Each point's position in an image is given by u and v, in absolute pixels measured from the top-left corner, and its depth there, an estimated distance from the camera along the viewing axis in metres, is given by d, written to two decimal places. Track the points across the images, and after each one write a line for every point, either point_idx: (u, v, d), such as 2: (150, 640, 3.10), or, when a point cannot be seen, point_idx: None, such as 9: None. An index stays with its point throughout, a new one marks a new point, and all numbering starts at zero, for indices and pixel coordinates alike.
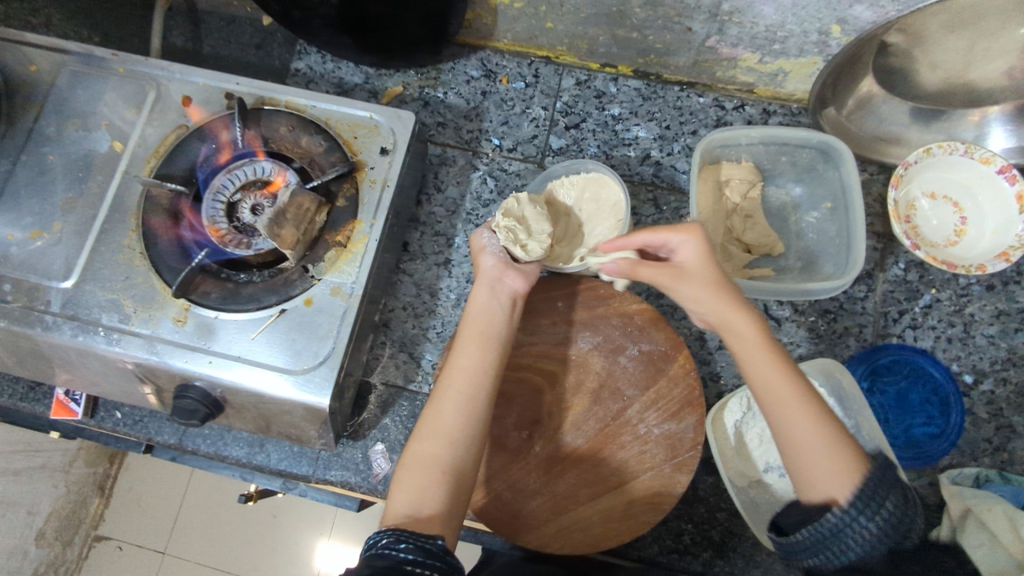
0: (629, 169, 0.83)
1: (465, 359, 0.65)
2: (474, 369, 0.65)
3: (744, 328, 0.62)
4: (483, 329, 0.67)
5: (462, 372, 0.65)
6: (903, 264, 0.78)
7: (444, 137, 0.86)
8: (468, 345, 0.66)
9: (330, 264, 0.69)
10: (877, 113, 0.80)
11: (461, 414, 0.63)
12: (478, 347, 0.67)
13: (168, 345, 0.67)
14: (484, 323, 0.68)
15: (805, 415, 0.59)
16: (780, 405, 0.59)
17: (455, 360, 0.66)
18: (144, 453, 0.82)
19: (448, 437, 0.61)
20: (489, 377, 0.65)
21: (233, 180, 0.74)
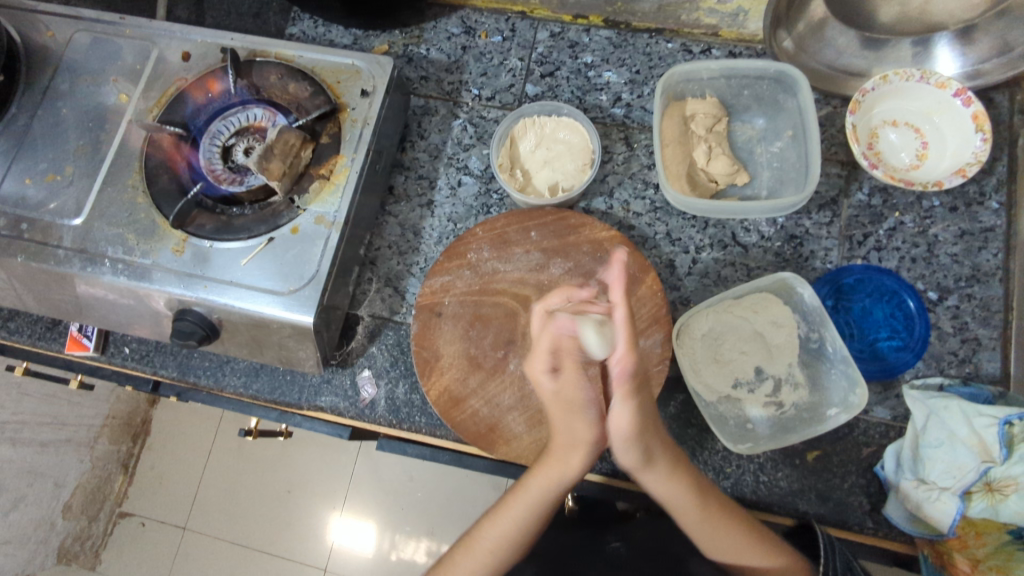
0: (601, 112, 0.87)
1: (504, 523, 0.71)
2: (519, 525, 0.71)
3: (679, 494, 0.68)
4: (541, 497, 0.70)
5: (517, 516, 0.71)
6: (867, 190, 0.81)
7: (427, 89, 0.91)
8: (519, 507, 0.71)
9: (315, 195, 0.75)
10: (834, 45, 0.85)
11: (501, 543, 0.71)
12: (544, 490, 0.69)
13: (169, 272, 0.73)
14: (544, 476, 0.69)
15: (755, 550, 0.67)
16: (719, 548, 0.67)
17: (515, 505, 0.71)
18: (151, 392, 0.88)
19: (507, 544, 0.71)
20: (533, 505, 0.70)
21: (228, 127, 0.81)
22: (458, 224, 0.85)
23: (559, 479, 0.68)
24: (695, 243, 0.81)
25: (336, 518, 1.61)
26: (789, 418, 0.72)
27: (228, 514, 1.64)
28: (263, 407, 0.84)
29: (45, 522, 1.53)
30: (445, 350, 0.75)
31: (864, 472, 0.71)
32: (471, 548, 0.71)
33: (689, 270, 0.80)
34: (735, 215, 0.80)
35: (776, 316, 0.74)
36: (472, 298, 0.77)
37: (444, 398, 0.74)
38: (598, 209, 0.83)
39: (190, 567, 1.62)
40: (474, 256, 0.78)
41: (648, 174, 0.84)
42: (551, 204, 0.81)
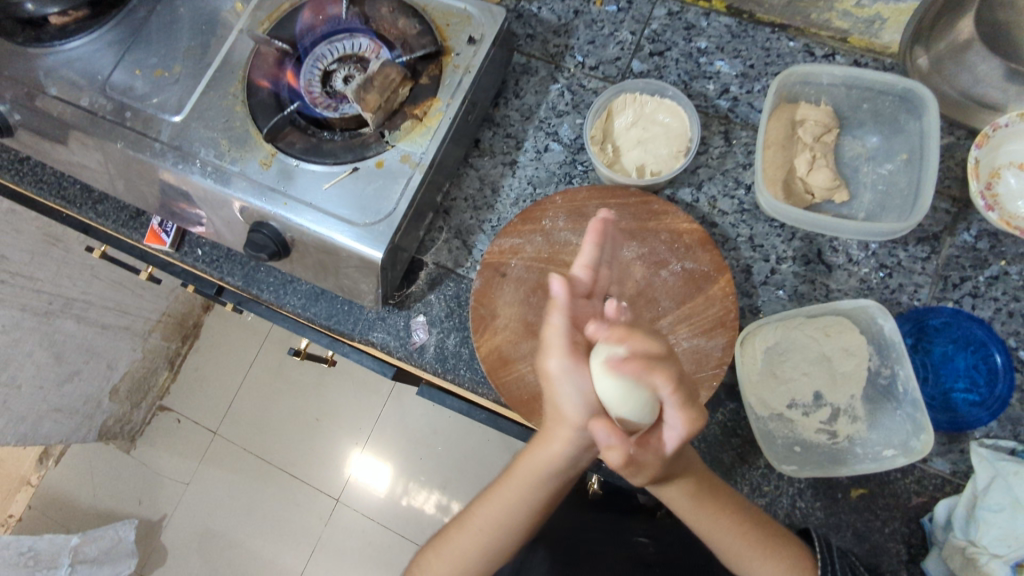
0: (705, 101, 0.84)
1: (510, 488, 0.68)
2: (520, 499, 0.68)
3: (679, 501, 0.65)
4: (535, 483, 0.67)
5: (519, 491, 0.68)
6: (974, 232, 0.75)
7: (531, 48, 0.89)
8: (516, 480, 0.68)
9: (405, 133, 0.75)
10: (973, 71, 0.79)
11: (502, 510, 0.69)
12: (543, 473, 0.66)
13: (253, 183, 0.74)
14: (551, 456, 0.64)
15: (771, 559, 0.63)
16: (732, 554, 0.65)
17: (513, 479, 0.69)
18: (215, 296, 0.91)
19: (498, 529, 0.69)
20: (534, 505, 0.68)
21: (332, 53, 0.81)
22: (537, 189, 0.84)
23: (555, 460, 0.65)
24: (777, 253, 0.78)
25: (358, 454, 1.66)
26: (841, 450, 0.69)
27: (257, 428, 1.71)
28: (317, 331, 0.86)
29: (93, 398, 1.62)
30: (504, 311, 0.75)
31: (907, 520, 0.68)
32: (487, 503, 0.71)
33: (765, 279, 0.77)
34: (826, 232, 0.76)
35: (850, 341, 0.71)
36: (539, 265, 0.76)
37: (494, 357, 0.73)
38: (683, 200, 0.81)
39: (216, 470, 1.70)
40: (549, 224, 0.77)
41: (742, 173, 0.81)
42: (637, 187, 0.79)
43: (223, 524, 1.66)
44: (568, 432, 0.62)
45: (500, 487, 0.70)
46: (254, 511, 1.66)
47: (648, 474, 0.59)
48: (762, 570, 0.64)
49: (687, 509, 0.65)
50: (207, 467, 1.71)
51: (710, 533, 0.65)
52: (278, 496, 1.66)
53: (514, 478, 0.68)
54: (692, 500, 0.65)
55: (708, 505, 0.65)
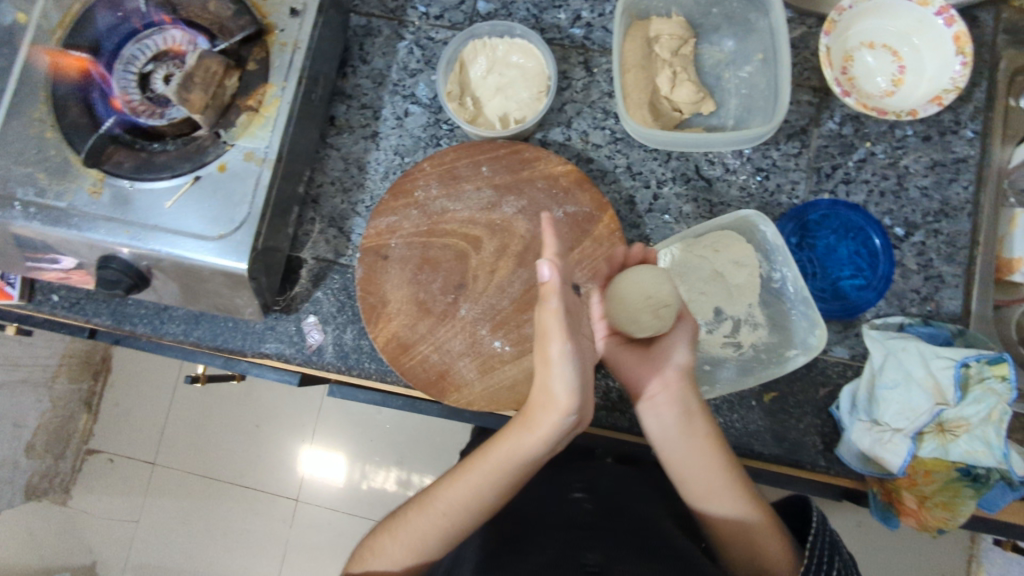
0: (559, 33, 0.80)
1: (481, 473, 0.65)
2: (493, 486, 0.65)
3: (664, 413, 0.65)
4: (516, 470, 0.64)
5: (491, 480, 0.64)
6: (838, 118, 0.76)
7: (369, 6, 0.83)
8: (490, 464, 0.64)
9: (242, 129, 0.68)
10: None
11: (471, 494, 0.65)
12: (520, 454, 0.63)
13: (87, 216, 0.67)
14: (536, 442, 0.62)
15: (736, 490, 0.63)
16: (706, 493, 0.64)
17: (487, 465, 0.64)
18: (89, 339, 0.84)
19: (457, 517, 0.65)
20: (504, 488, 0.65)
21: (144, 51, 0.73)
22: (405, 157, 0.80)
23: (539, 449, 0.62)
24: (657, 177, 0.77)
25: (307, 450, 1.62)
26: (747, 359, 0.70)
27: (196, 449, 1.65)
28: (208, 354, 0.81)
29: (8, 461, 1.51)
30: (394, 295, 0.72)
31: (818, 412, 0.70)
32: (457, 486, 0.66)
33: (650, 206, 0.76)
34: (701, 147, 0.75)
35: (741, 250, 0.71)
36: (420, 240, 0.72)
37: (393, 344, 0.70)
38: (555, 140, 0.78)
39: (163, 501, 1.64)
40: (422, 194, 0.73)
41: (609, 102, 0.79)
42: (506, 137, 0.75)
43: (185, 551, 1.61)
44: (558, 418, 0.60)
45: (472, 470, 0.65)
46: (214, 531, 1.61)
47: (541, 417, 0.61)
48: (722, 501, 0.64)
49: (671, 427, 0.65)
50: (153, 499, 1.64)
51: (685, 458, 0.64)
52: (234, 511, 1.62)
53: (488, 458, 0.65)
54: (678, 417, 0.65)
55: (697, 428, 0.64)
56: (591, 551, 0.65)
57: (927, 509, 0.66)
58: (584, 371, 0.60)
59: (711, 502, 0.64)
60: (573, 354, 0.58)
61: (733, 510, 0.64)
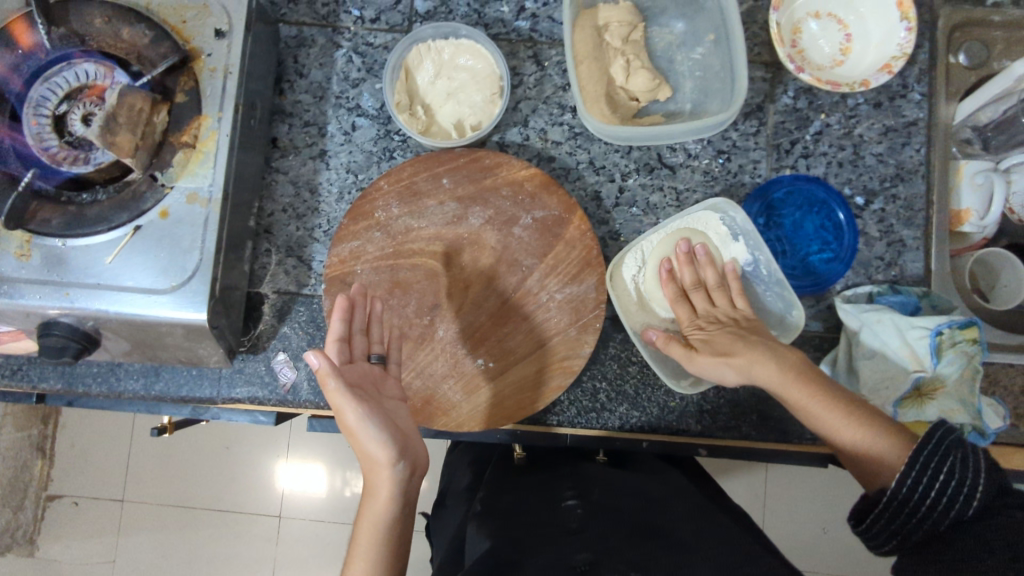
0: (504, 27, 0.77)
1: (359, 560, 0.52)
2: (382, 565, 0.53)
3: (726, 341, 0.62)
4: (391, 540, 0.54)
5: (374, 564, 0.52)
6: (792, 92, 0.76)
7: (298, 14, 0.77)
8: (365, 546, 0.53)
9: (181, 169, 0.63)
10: None
11: None
12: (377, 528, 0.53)
13: (17, 284, 0.61)
14: (384, 506, 0.54)
15: (849, 415, 0.54)
16: (810, 415, 0.56)
17: (361, 553, 0.53)
18: (38, 404, 0.78)
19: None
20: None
21: (54, 90, 0.65)
22: (359, 174, 0.76)
23: (395, 509, 0.54)
24: (620, 169, 0.75)
25: (282, 465, 1.57)
26: None
27: (166, 480, 1.58)
28: (174, 405, 0.76)
29: None
30: None
31: None
32: None
33: (616, 201, 0.75)
34: (663, 138, 0.73)
35: (718, 231, 0.70)
36: (386, 262, 0.69)
37: None
38: (513, 142, 0.75)
39: (138, 536, 1.58)
40: (382, 215, 0.70)
41: (563, 96, 0.76)
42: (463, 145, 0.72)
43: None
44: (386, 475, 0.54)
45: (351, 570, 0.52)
46: (197, 559, 1.57)
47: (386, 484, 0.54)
48: (844, 429, 0.54)
49: (727, 344, 0.61)
50: (127, 537, 1.58)
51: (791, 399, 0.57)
52: (214, 537, 1.57)
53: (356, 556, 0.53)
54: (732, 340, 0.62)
55: (791, 357, 0.58)
56: (582, 550, 0.56)
57: None
58: (390, 424, 0.56)
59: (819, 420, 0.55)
60: (371, 412, 0.55)
61: (854, 437, 0.53)
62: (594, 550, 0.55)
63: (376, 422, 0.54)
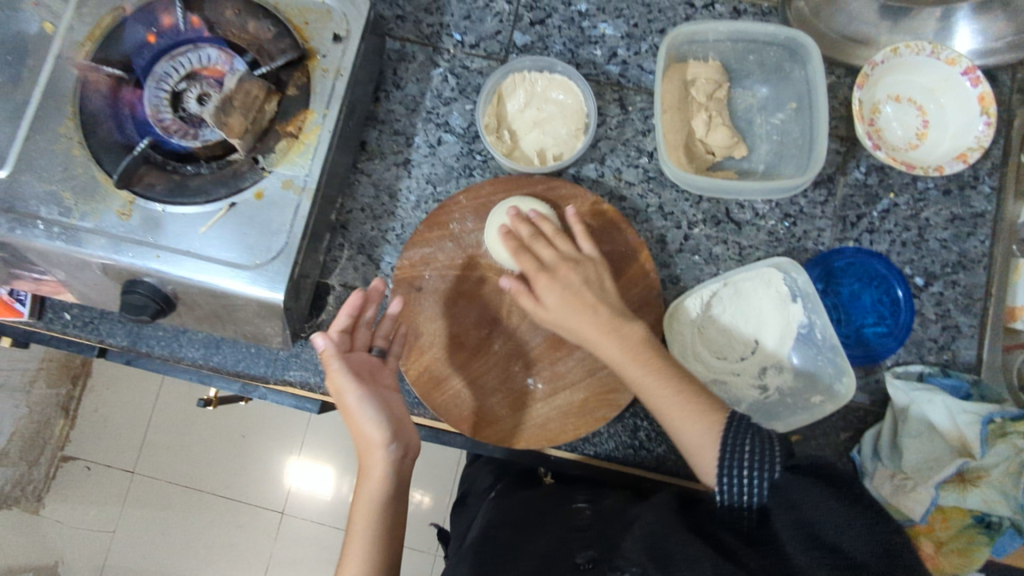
0: (595, 69, 0.81)
1: (356, 548, 0.57)
2: (376, 558, 0.57)
3: (705, 438, 0.58)
4: (386, 520, 0.58)
5: (370, 548, 0.57)
6: (864, 168, 0.78)
7: (404, 31, 0.82)
8: (360, 524, 0.58)
9: (281, 156, 0.66)
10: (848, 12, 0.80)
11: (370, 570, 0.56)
12: (371, 507, 0.58)
13: (113, 239, 0.64)
14: (377, 486, 0.58)
15: (689, 418, 0.59)
16: (694, 447, 0.59)
17: (357, 533, 0.58)
18: (98, 357, 0.81)
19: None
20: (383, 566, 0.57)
21: (178, 69, 0.70)
22: (437, 186, 0.79)
23: (389, 487, 0.59)
24: (688, 218, 0.78)
25: (294, 461, 1.55)
26: (773, 403, 0.72)
27: (180, 458, 1.55)
28: (225, 379, 0.77)
29: None
30: (426, 327, 0.71)
31: (839, 456, 0.72)
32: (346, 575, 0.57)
33: (680, 247, 0.77)
34: (732, 194, 0.76)
35: (780, 288, 0.72)
36: (454, 271, 0.72)
37: (424, 377, 0.70)
38: (588, 176, 0.78)
39: (140, 510, 1.53)
40: (456, 227, 0.73)
41: (642, 140, 0.79)
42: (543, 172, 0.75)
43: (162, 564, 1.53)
44: (380, 455, 0.58)
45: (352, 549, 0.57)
46: (194, 543, 1.53)
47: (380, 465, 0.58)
48: (686, 432, 0.59)
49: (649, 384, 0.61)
50: (128, 513, 1.53)
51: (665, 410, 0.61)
52: (215, 524, 1.53)
53: (350, 541, 0.58)
54: (694, 408, 0.60)
55: (670, 387, 0.61)
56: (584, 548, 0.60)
57: (943, 556, 0.66)
58: (384, 404, 0.60)
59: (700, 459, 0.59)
60: (370, 396, 0.60)
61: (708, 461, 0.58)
62: (596, 549, 0.60)
63: (375, 414, 0.59)
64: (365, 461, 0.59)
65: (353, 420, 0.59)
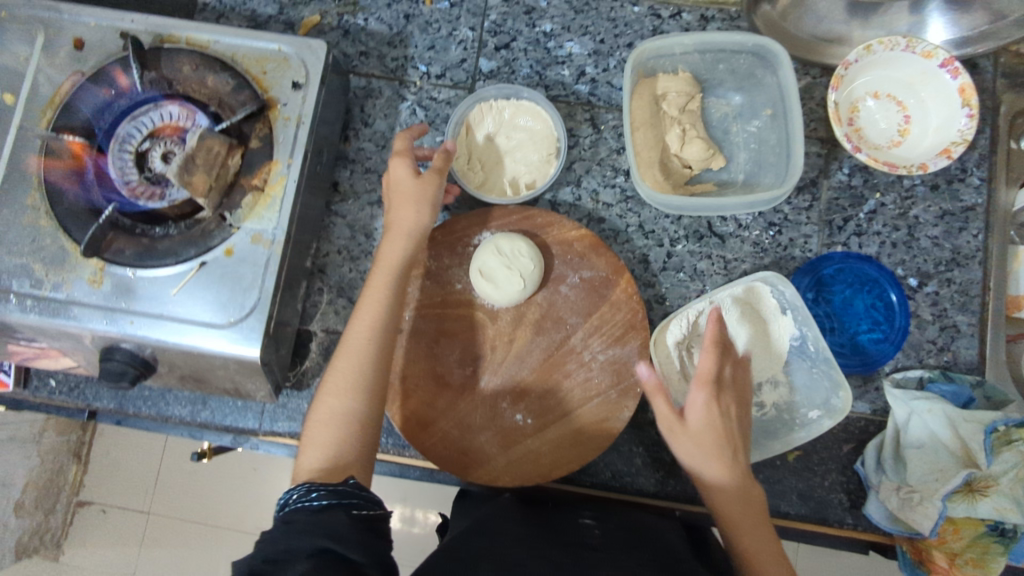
0: (564, 89, 0.80)
1: (358, 327, 0.61)
2: (365, 347, 0.60)
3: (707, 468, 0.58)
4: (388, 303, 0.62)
5: (365, 339, 0.60)
6: (847, 169, 0.76)
7: (369, 67, 0.82)
8: (366, 312, 0.62)
9: (248, 210, 0.65)
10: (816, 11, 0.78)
11: (357, 366, 0.59)
12: (373, 341, 0.61)
13: (87, 308, 0.64)
14: (402, 249, 0.64)
15: (735, 479, 0.58)
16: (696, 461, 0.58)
17: (362, 314, 0.62)
18: (89, 420, 0.80)
19: (342, 421, 0.57)
20: (370, 393, 0.59)
21: (140, 129, 0.70)
22: None
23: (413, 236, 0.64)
24: (670, 235, 0.76)
25: None
26: (770, 420, 0.70)
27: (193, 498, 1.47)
28: (217, 432, 0.77)
29: None
30: (410, 370, 0.70)
31: (843, 469, 0.70)
32: (343, 352, 0.60)
33: (664, 265, 0.75)
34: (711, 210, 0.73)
35: (768, 302, 0.70)
36: (434, 310, 0.71)
37: (411, 421, 0.68)
38: (564, 201, 0.77)
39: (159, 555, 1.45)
40: (433, 264, 0.72)
41: (617, 158, 0.78)
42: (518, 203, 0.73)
43: None
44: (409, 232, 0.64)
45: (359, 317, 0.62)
46: None
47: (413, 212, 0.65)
48: (728, 496, 0.58)
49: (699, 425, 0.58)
50: None
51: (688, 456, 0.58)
52: None
53: (342, 355, 0.60)
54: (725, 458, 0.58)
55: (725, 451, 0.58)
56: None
57: (959, 568, 0.65)
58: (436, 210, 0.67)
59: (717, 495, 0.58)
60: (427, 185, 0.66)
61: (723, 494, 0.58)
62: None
63: (418, 223, 0.64)
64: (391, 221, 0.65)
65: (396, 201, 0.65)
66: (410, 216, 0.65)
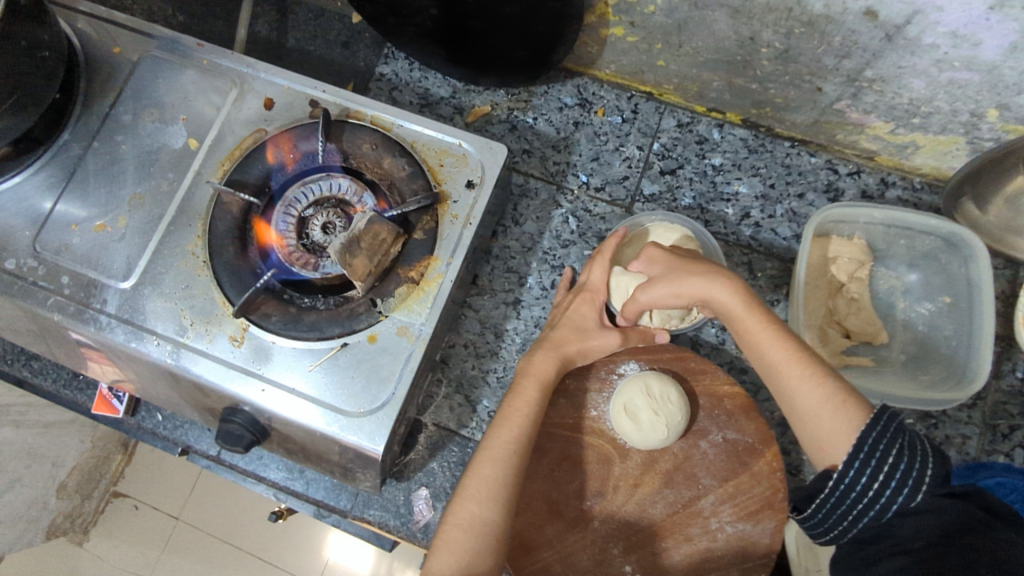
0: (724, 227, 0.77)
1: (499, 434, 0.61)
2: (506, 451, 0.59)
3: (785, 381, 0.56)
4: (535, 410, 0.62)
5: (507, 446, 0.60)
6: (1020, 372, 0.71)
7: (529, 166, 0.81)
8: (508, 423, 0.61)
9: (400, 301, 0.64)
10: None
11: (500, 473, 0.58)
12: (511, 452, 0.59)
13: (221, 367, 0.63)
14: (555, 359, 0.65)
15: (805, 379, 0.55)
16: (805, 421, 0.55)
17: (507, 421, 0.61)
18: (178, 456, 0.79)
19: (481, 532, 0.55)
20: (505, 502, 0.58)
21: (307, 195, 0.69)
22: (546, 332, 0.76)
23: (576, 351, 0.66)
24: None
25: None
26: None
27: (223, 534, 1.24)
28: (301, 501, 0.74)
29: None
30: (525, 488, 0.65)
31: None
32: (488, 458, 0.59)
33: None
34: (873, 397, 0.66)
35: None
36: (563, 432, 0.67)
37: (514, 542, 0.64)
38: (707, 341, 0.76)
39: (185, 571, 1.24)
40: (572, 383, 0.68)
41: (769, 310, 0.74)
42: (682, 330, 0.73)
43: None
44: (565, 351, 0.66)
45: (503, 420, 0.62)
46: None
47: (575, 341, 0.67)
48: (799, 390, 0.55)
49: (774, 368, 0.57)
50: None
51: (770, 371, 0.57)
52: None
53: (485, 461, 0.59)
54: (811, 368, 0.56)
55: (791, 354, 0.56)
56: None
57: None
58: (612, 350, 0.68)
59: (790, 389, 0.56)
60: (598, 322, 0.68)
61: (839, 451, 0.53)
62: None
63: (577, 352, 0.66)
64: (558, 343, 0.66)
65: (568, 331, 0.67)
66: (572, 340, 0.67)
